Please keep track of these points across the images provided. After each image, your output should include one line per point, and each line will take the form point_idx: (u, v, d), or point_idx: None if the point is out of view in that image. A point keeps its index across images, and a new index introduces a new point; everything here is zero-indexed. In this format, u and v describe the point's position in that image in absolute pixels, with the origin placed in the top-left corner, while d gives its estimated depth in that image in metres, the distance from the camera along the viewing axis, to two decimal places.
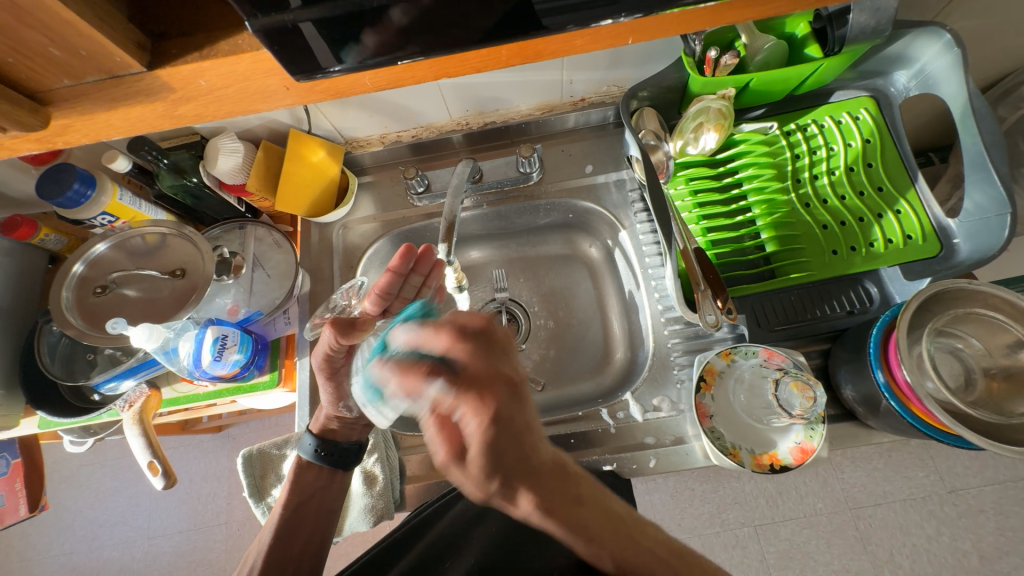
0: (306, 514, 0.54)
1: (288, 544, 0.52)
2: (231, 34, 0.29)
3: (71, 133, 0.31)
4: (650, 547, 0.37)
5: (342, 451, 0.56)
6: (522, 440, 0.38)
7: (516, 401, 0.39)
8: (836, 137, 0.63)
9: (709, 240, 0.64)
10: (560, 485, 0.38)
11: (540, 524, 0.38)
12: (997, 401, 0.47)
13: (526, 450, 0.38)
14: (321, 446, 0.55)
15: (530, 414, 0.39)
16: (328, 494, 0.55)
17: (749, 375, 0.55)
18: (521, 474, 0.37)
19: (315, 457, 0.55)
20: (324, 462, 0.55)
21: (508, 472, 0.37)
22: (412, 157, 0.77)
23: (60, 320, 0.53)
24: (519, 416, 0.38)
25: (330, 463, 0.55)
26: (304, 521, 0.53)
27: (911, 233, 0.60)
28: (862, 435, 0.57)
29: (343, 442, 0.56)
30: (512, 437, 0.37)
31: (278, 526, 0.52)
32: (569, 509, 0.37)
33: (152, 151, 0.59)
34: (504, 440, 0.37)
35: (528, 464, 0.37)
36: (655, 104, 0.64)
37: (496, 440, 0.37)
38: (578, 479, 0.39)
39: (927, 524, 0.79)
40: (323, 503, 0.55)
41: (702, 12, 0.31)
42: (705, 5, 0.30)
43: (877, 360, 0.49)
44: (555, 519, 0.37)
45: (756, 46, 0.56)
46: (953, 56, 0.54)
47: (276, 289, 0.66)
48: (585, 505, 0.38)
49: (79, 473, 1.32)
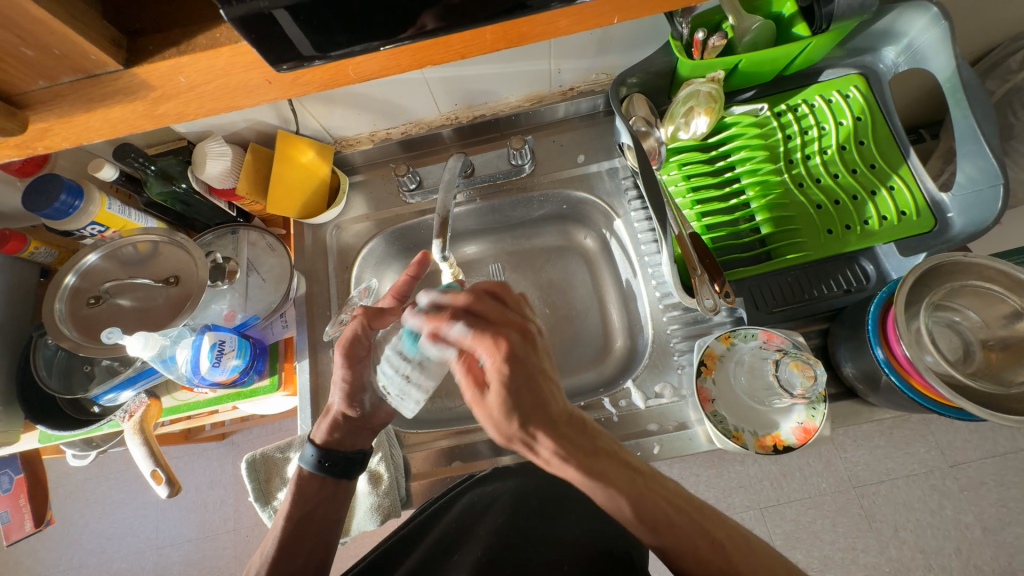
0: (313, 524, 0.51)
1: (293, 556, 0.49)
2: (207, 29, 0.28)
3: (51, 137, 0.31)
4: (664, 493, 0.39)
5: (344, 460, 0.53)
6: (540, 386, 0.40)
7: (540, 345, 0.42)
8: (827, 116, 0.63)
9: (704, 224, 0.64)
10: (567, 423, 0.40)
11: (560, 470, 0.39)
12: (996, 371, 0.47)
13: (543, 393, 0.40)
14: (325, 456, 0.52)
15: (544, 361, 0.42)
16: (332, 505, 0.52)
17: (749, 357, 0.55)
18: (540, 411, 0.39)
19: (318, 468, 0.52)
20: (324, 471, 0.52)
21: (521, 408, 0.39)
22: (402, 155, 0.76)
23: (54, 333, 0.53)
24: (533, 361, 0.40)
25: (333, 474, 0.53)
26: (309, 535, 0.50)
27: (905, 209, 0.59)
28: (863, 412, 0.57)
29: (348, 451, 0.54)
30: (529, 373, 0.40)
31: (282, 538, 0.49)
32: (588, 454, 0.38)
33: (139, 158, 0.58)
34: (522, 387, 0.39)
35: (548, 403, 0.39)
36: (645, 90, 0.64)
37: (514, 373, 0.39)
38: (594, 432, 0.41)
39: (930, 498, 0.80)
40: (326, 512, 0.52)
41: None
42: None
43: (875, 337, 0.49)
44: (574, 465, 0.38)
45: (743, 27, 0.56)
46: (941, 29, 0.54)
47: (272, 292, 0.65)
48: (603, 457, 0.39)
49: (84, 487, 1.32)
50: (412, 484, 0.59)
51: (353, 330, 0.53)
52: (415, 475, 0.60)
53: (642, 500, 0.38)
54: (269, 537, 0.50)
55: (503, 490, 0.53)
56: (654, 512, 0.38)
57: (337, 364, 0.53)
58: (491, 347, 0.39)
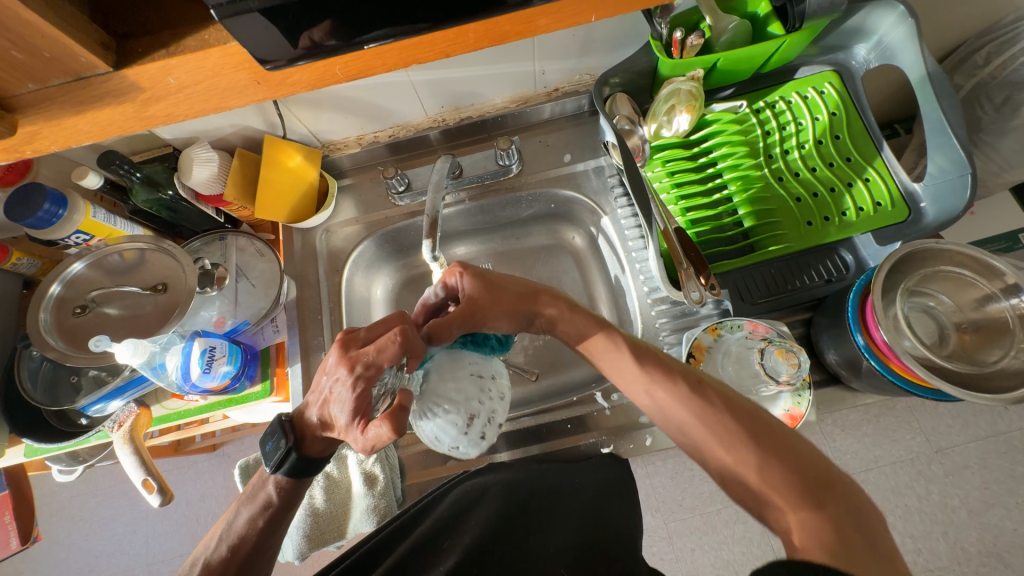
0: (275, 526, 0.49)
1: (258, 554, 0.49)
2: (196, 30, 0.29)
3: (40, 140, 0.31)
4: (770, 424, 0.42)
5: (309, 466, 0.49)
6: (516, 284, 0.53)
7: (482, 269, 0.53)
8: (803, 112, 0.65)
9: (688, 219, 0.65)
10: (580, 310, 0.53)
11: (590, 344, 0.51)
12: (969, 352, 0.49)
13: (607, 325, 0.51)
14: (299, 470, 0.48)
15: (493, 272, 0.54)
16: (293, 506, 0.50)
17: (736, 347, 0.56)
18: (607, 342, 0.49)
19: (285, 474, 0.48)
20: (288, 474, 0.48)
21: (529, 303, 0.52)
22: (391, 157, 0.77)
23: (40, 344, 0.52)
24: (488, 272, 0.53)
25: (293, 477, 0.48)
26: (273, 540, 0.50)
27: (880, 200, 0.62)
28: (847, 398, 0.59)
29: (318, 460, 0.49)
30: (495, 279, 0.52)
31: (254, 538, 0.49)
32: (670, 389, 0.45)
33: (123, 165, 0.57)
34: (524, 291, 0.53)
35: (530, 296, 0.53)
36: (628, 89, 0.65)
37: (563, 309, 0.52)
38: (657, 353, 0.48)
39: (916, 483, 0.82)
40: (286, 512, 0.50)
41: None
42: None
43: (855, 323, 0.51)
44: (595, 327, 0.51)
45: (721, 27, 0.58)
46: (908, 26, 0.56)
47: (262, 298, 0.65)
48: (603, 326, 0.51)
49: (69, 505, 1.28)
50: (407, 485, 0.60)
51: (375, 444, 0.40)
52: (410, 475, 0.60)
53: (706, 414, 0.42)
54: (238, 528, 0.50)
55: (495, 480, 0.52)
56: (717, 427, 0.41)
57: (336, 393, 0.43)
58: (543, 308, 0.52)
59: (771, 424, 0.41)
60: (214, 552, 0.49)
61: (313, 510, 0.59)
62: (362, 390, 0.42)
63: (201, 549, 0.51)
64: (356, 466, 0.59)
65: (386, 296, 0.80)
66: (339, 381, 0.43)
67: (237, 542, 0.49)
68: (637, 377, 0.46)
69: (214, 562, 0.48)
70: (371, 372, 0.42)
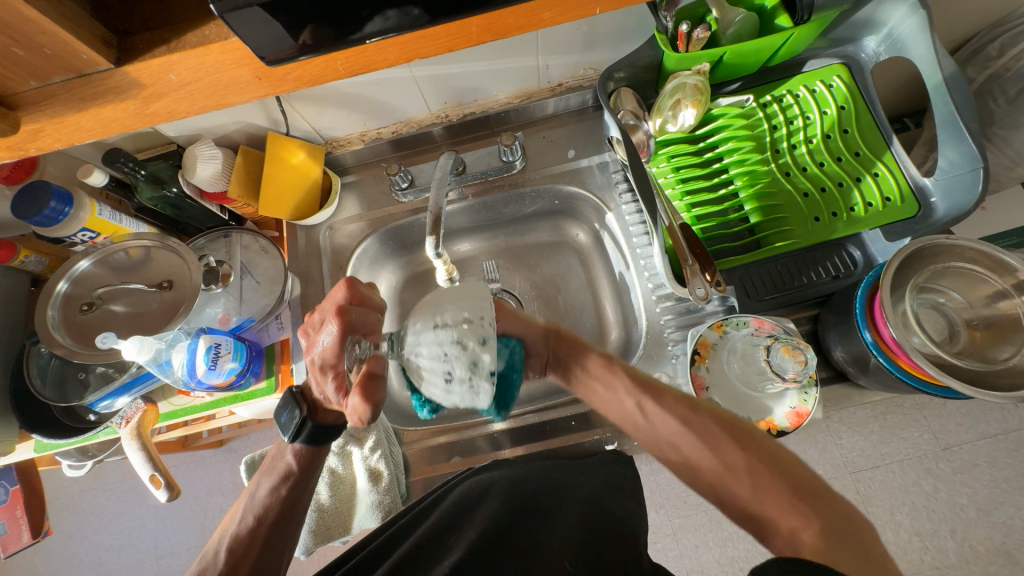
0: (298, 493, 0.50)
1: (287, 522, 0.49)
2: (197, 26, 0.29)
3: (43, 138, 0.31)
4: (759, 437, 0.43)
5: (324, 433, 0.51)
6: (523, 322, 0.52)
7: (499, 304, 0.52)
8: (812, 106, 0.64)
9: (694, 215, 0.65)
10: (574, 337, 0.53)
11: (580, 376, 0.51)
12: (981, 349, 0.49)
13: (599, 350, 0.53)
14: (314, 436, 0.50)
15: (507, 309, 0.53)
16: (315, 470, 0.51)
17: (741, 345, 0.56)
18: (600, 361, 0.51)
19: (303, 439, 0.50)
20: (305, 442, 0.50)
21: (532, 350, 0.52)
22: (394, 154, 0.76)
23: (48, 341, 0.52)
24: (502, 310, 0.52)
25: (311, 442, 0.50)
26: (298, 509, 0.50)
27: (889, 195, 0.61)
28: (854, 395, 0.58)
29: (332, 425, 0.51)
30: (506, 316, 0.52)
31: (277, 508, 0.49)
32: (657, 401, 0.46)
33: (129, 163, 0.58)
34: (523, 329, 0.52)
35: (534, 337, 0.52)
36: (632, 84, 0.64)
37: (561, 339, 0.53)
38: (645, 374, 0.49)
39: (923, 481, 0.81)
40: (306, 479, 0.50)
41: None
42: None
43: (863, 320, 0.50)
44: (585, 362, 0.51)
45: (727, 20, 0.57)
46: (920, 18, 0.55)
47: (267, 295, 0.65)
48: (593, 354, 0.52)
49: (79, 499, 1.30)
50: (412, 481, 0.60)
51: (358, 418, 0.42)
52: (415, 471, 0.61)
53: (692, 419, 0.44)
54: (261, 498, 0.50)
55: (499, 476, 0.52)
56: (704, 433, 0.43)
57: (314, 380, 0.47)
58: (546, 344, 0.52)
59: (754, 434, 0.43)
60: (240, 524, 0.49)
61: (319, 507, 0.59)
62: (330, 375, 0.45)
63: (227, 524, 0.51)
64: (360, 462, 0.59)
65: (389, 293, 0.80)
66: (311, 373, 0.46)
67: (265, 511, 0.49)
68: (627, 396, 0.48)
69: (242, 532, 0.48)
70: (327, 359, 0.45)
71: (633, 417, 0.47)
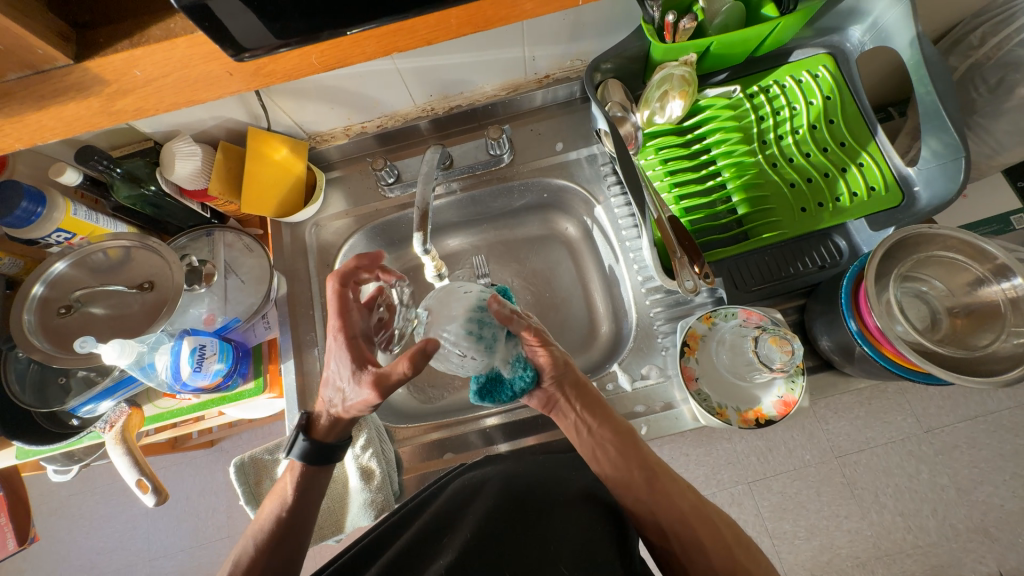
0: (301, 511, 0.50)
1: (296, 538, 0.49)
2: (163, 19, 0.28)
3: (2, 138, 0.30)
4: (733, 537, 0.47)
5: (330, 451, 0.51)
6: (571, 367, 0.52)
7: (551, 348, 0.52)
8: (798, 96, 0.64)
9: (682, 207, 0.65)
10: (591, 397, 0.52)
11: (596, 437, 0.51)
12: (961, 337, 0.49)
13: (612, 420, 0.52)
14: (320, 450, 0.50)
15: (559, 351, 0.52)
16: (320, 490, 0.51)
17: (730, 336, 0.57)
18: (619, 434, 0.51)
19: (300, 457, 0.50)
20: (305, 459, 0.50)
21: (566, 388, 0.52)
22: (380, 148, 0.75)
23: (25, 346, 0.51)
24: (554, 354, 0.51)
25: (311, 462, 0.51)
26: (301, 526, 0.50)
27: (874, 185, 0.61)
28: (840, 382, 0.59)
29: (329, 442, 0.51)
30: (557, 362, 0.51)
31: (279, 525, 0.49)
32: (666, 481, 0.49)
33: (103, 161, 0.55)
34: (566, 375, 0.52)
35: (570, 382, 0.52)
36: (620, 75, 0.64)
37: (585, 400, 0.52)
38: (640, 447, 0.50)
39: (906, 463, 0.83)
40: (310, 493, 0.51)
41: None
42: None
43: (848, 309, 0.51)
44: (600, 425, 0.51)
45: (714, 9, 0.57)
46: (904, 7, 0.55)
47: (252, 294, 0.64)
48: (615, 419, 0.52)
49: (67, 504, 1.28)
50: (404, 478, 0.60)
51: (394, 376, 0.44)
52: (408, 468, 0.60)
53: (691, 510, 0.48)
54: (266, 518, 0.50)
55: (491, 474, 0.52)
56: (701, 525, 0.47)
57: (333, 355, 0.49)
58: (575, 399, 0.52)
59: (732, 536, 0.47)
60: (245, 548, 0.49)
61: None
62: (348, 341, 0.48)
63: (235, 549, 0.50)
64: (351, 459, 0.59)
65: None
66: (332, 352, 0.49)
67: (270, 533, 0.49)
68: (639, 481, 0.49)
69: (245, 559, 0.48)
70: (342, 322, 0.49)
71: (640, 494, 0.48)
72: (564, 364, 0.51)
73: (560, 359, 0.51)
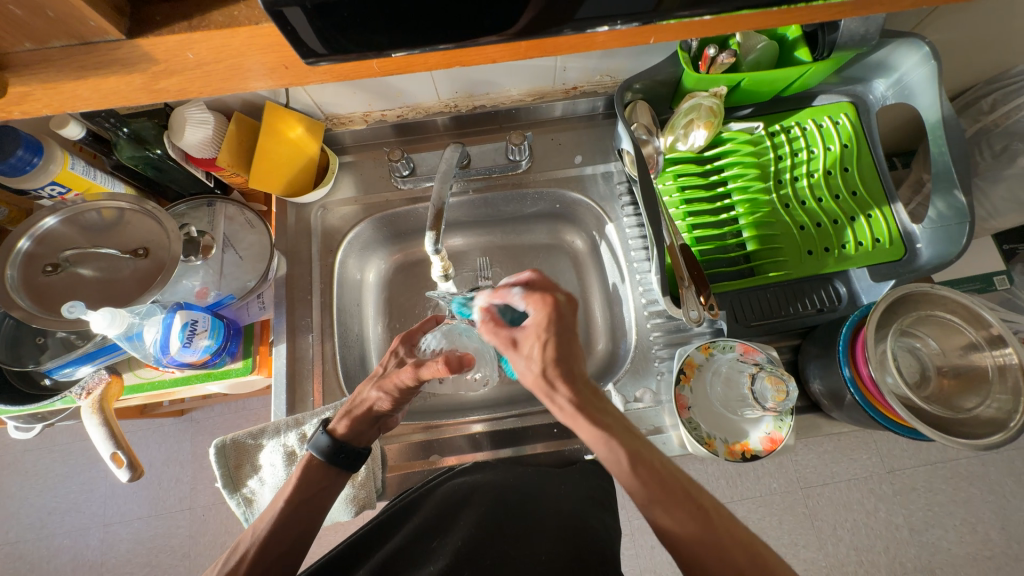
0: (312, 508, 0.50)
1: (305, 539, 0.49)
2: (223, 4, 0.27)
3: (31, 102, 0.29)
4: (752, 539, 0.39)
5: (354, 454, 0.53)
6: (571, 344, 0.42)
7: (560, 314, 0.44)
8: (817, 141, 0.65)
9: (693, 236, 0.65)
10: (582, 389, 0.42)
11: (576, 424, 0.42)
12: (948, 397, 0.51)
13: (615, 418, 0.43)
14: (338, 448, 0.51)
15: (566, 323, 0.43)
16: (330, 494, 0.51)
17: (726, 368, 0.57)
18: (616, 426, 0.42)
19: (327, 456, 0.51)
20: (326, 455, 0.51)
21: (558, 375, 0.41)
22: (396, 138, 0.74)
23: (5, 302, 0.48)
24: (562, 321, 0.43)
25: (341, 463, 0.52)
26: (303, 523, 0.49)
27: (879, 237, 0.63)
28: (822, 425, 0.61)
29: (360, 446, 0.53)
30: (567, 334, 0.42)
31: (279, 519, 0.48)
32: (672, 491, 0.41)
33: (111, 120, 0.53)
34: (566, 353, 0.42)
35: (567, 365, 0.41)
36: (648, 98, 0.63)
37: (585, 396, 0.42)
38: (674, 476, 0.42)
39: (867, 501, 0.86)
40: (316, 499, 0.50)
41: (705, 24, 0.32)
42: (702, 18, 0.30)
43: (844, 356, 0.52)
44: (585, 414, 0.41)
45: (749, 45, 0.57)
46: (930, 67, 0.56)
47: (249, 272, 0.62)
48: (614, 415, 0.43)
49: (23, 459, 1.24)
50: (387, 476, 0.59)
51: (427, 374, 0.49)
52: (391, 466, 0.59)
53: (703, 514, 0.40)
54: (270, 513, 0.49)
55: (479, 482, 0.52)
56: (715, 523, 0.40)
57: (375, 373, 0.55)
58: (575, 392, 0.41)
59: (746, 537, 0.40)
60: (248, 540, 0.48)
61: None
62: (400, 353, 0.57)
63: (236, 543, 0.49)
64: None
65: (377, 280, 0.77)
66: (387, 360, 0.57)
67: (270, 529, 0.47)
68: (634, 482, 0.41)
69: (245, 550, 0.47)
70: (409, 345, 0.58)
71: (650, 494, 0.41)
72: (557, 343, 0.41)
73: (562, 327, 0.42)
